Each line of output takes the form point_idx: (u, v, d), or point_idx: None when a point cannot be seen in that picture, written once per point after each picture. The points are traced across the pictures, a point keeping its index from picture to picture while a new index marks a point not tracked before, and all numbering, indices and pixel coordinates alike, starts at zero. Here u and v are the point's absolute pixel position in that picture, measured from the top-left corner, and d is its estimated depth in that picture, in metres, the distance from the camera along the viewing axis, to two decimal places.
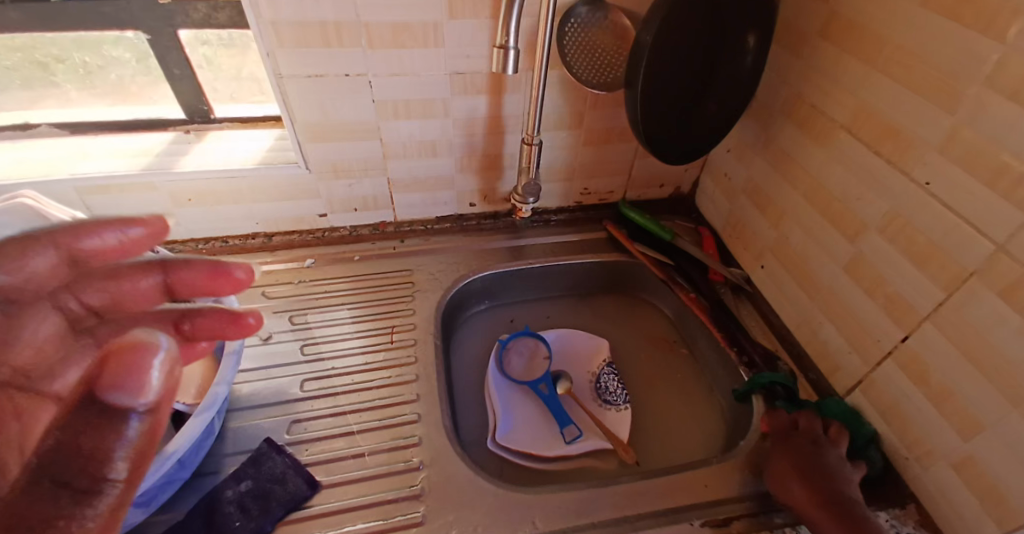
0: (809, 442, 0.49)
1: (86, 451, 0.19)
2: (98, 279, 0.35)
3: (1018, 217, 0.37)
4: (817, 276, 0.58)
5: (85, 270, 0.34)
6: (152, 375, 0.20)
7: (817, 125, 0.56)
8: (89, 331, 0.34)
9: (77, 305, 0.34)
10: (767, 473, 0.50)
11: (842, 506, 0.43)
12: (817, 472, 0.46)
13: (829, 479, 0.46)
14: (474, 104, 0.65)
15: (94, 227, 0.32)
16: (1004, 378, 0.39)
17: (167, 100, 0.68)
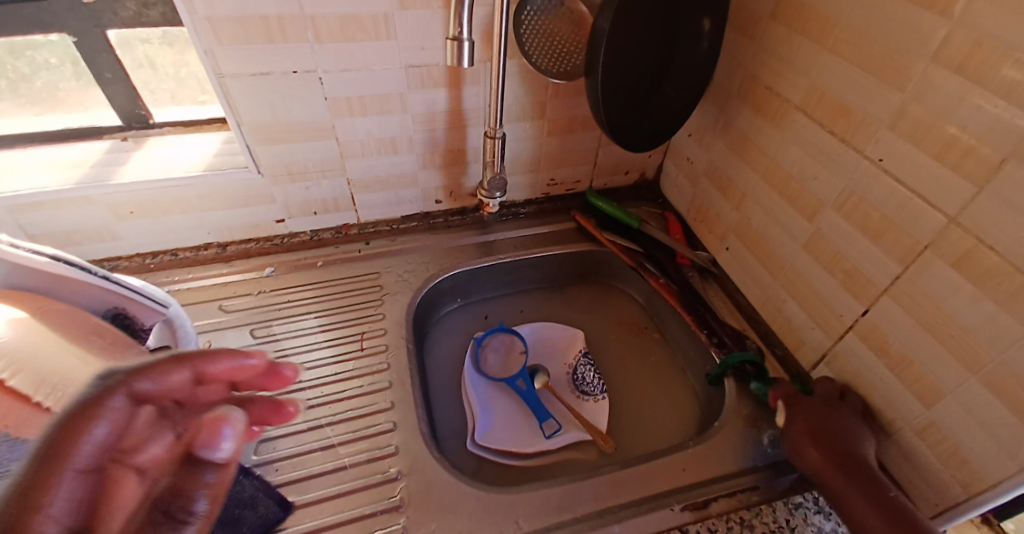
0: (831, 404, 0.49)
1: (179, 492, 0.25)
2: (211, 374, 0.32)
3: (970, 189, 0.38)
4: (779, 256, 0.59)
5: (200, 373, 0.31)
6: (228, 441, 0.28)
7: (772, 106, 0.56)
8: (171, 416, 0.28)
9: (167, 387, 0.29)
10: (787, 433, 0.50)
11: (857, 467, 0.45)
12: (839, 434, 0.47)
13: (851, 441, 0.46)
14: (432, 98, 0.62)
15: (221, 353, 0.32)
16: (962, 344, 0.40)
17: (100, 105, 0.63)
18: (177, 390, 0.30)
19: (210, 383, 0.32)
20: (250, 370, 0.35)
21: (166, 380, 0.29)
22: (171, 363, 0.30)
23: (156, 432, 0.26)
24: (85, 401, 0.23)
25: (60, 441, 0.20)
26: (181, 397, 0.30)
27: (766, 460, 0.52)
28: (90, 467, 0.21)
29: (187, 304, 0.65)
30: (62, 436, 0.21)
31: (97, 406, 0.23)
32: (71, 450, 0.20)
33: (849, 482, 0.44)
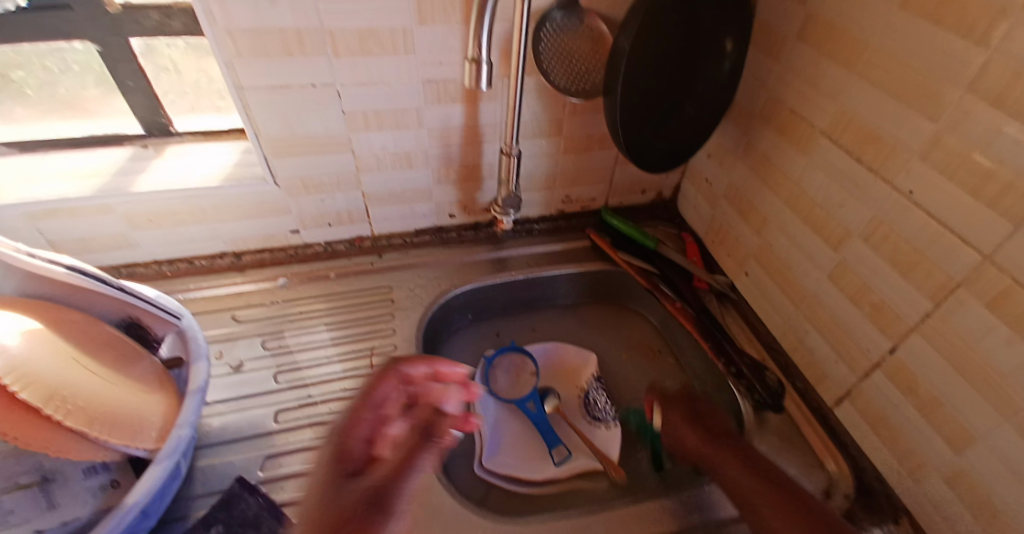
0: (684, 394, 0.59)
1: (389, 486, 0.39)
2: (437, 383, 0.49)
3: (1005, 227, 0.36)
4: (801, 284, 0.58)
5: (429, 386, 0.48)
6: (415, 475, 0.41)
7: (797, 131, 0.55)
8: (412, 405, 0.47)
9: (412, 378, 0.49)
10: (668, 430, 0.55)
11: (722, 434, 0.52)
12: (697, 415, 0.55)
13: (708, 417, 0.55)
14: (449, 114, 0.62)
15: (443, 369, 0.50)
16: (995, 387, 0.38)
17: (122, 114, 0.64)
18: (417, 386, 0.48)
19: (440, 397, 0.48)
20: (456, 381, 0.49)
21: (414, 372, 0.49)
22: (421, 361, 0.50)
23: (402, 416, 0.46)
24: (383, 373, 0.48)
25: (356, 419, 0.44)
26: (418, 398, 0.47)
27: None
28: (371, 424, 0.44)
29: (199, 314, 0.65)
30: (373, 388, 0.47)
31: (385, 376, 0.48)
32: (362, 414, 0.45)
33: (727, 452, 0.50)
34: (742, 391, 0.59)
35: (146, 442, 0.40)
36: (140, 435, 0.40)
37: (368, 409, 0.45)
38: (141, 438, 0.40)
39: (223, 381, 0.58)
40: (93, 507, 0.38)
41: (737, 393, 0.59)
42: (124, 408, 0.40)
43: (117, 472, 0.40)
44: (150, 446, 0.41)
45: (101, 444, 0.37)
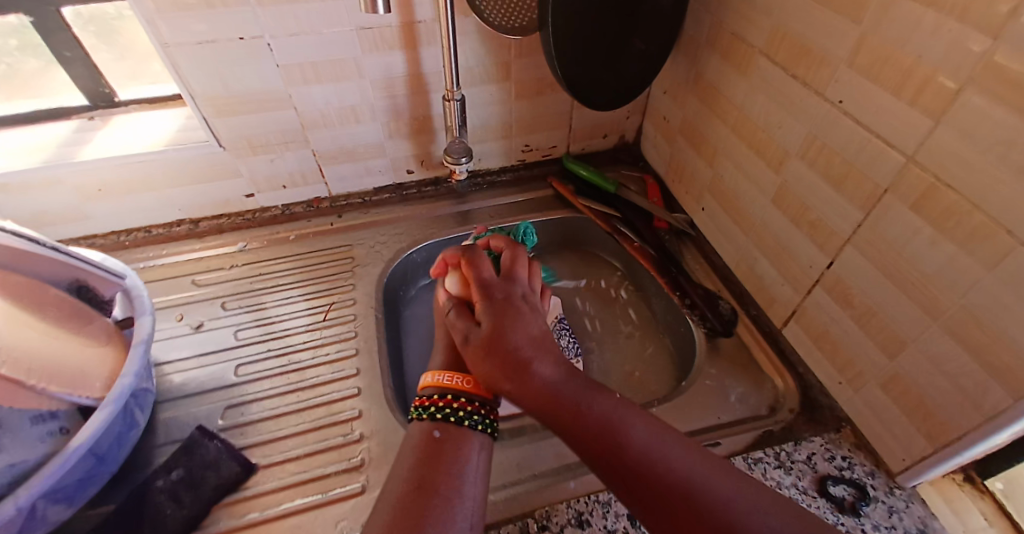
0: (508, 294, 0.44)
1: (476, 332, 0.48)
2: (493, 303, 0.43)
3: (926, 123, 0.35)
4: (750, 213, 0.57)
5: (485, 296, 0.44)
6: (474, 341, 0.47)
7: (738, 54, 0.54)
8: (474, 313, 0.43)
9: (486, 277, 0.46)
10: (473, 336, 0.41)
11: (521, 348, 0.39)
12: (505, 320, 0.41)
13: (517, 324, 0.41)
14: (389, 63, 0.60)
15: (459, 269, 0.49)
16: (923, 290, 0.38)
17: (65, 87, 0.63)
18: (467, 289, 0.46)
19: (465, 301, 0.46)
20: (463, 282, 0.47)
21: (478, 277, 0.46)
22: (475, 265, 0.47)
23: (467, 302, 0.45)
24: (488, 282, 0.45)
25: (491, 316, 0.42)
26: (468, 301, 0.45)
27: (731, 416, 0.52)
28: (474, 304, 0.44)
29: (160, 280, 0.66)
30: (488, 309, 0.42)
31: (488, 282, 0.45)
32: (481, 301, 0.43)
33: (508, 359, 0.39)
34: (695, 321, 0.61)
35: (91, 390, 0.42)
36: (84, 385, 0.42)
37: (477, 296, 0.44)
38: (87, 387, 0.42)
39: (184, 339, 0.60)
40: (42, 450, 0.39)
41: (692, 323, 0.61)
42: (70, 358, 0.42)
43: (66, 419, 0.41)
44: (96, 395, 0.42)
45: (43, 393, 0.39)
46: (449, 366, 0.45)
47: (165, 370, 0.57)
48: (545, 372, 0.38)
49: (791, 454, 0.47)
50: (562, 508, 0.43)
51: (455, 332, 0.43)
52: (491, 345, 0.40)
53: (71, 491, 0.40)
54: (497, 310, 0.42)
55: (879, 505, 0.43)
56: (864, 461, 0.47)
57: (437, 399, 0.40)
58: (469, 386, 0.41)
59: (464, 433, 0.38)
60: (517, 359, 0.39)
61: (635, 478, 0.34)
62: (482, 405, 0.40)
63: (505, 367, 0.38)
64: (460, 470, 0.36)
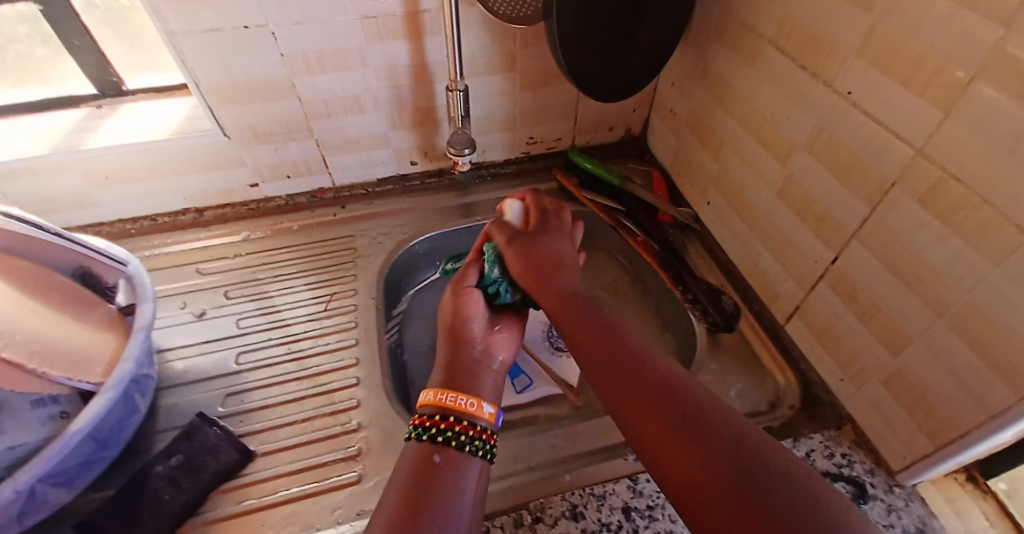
0: (557, 226, 0.50)
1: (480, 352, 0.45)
2: (541, 230, 0.49)
3: (936, 115, 0.34)
4: (756, 207, 0.57)
5: (535, 226, 0.50)
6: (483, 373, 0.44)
7: (747, 44, 0.53)
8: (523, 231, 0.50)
9: (542, 209, 0.52)
10: (516, 240, 0.48)
11: (553, 260, 0.46)
12: (546, 242, 0.48)
13: (555, 248, 0.47)
14: (393, 52, 0.60)
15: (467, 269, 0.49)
16: (928, 286, 0.38)
17: (74, 75, 0.64)
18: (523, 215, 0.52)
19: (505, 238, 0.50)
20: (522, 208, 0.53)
21: (534, 209, 0.52)
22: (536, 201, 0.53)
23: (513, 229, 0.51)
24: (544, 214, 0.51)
25: (540, 234, 0.49)
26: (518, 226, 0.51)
27: None
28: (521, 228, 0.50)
29: (165, 267, 0.67)
30: (537, 229, 0.49)
31: (545, 215, 0.51)
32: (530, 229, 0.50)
33: (542, 264, 0.45)
34: (697, 316, 0.60)
35: (91, 375, 0.42)
36: (82, 370, 0.42)
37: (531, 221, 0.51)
38: (85, 373, 0.42)
39: (187, 327, 0.60)
40: (42, 433, 0.40)
41: (693, 318, 0.61)
42: (70, 343, 0.42)
43: (68, 404, 0.41)
44: (95, 380, 0.43)
45: (43, 377, 0.39)
46: (455, 382, 0.42)
47: (168, 357, 0.57)
48: (568, 279, 0.44)
49: (791, 451, 0.47)
50: (556, 500, 0.43)
51: (502, 235, 0.50)
52: (532, 251, 0.47)
53: (72, 474, 0.41)
54: (544, 231, 0.49)
55: (879, 504, 0.43)
56: (864, 459, 0.46)
57: (439, 421, 0.40)
58: (472, 409, 0.40)
59: (463, 459, 0.38)
60: (550, 265, 0.45)
61: (634, 389, 0.34)
62: (483, 429, 0.40)
63: (538, 266, 0.45)
64: (457, 493, 0.36)
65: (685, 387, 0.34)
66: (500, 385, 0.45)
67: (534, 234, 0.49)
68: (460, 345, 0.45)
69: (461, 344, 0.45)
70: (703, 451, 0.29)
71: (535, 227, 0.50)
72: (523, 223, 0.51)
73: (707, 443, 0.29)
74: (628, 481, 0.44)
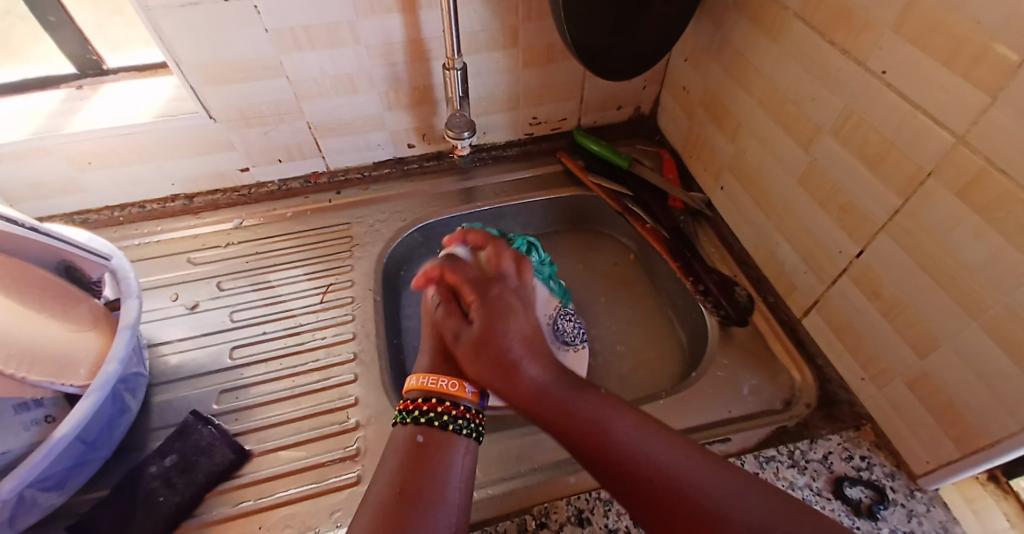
0: (501, 293, 0.44)
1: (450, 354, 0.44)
2: (485, 304, 0.43)
3: (981, 100, 0.31)
4: (773, 193, 0.53)
5: (478, 296, 0.44)
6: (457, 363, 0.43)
7: (769, 16, 0.48)
8: (464, 311, 0.44)
9: (479, 273, 0.47)
10: (465, 335, 0.42)
11: (510, 354, 0.40)
12: (493, 323, 0.41)
13: (506, 330, 0.41)
14: (387, 26, 0.56)
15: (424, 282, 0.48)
16: (964, 286, 0.35)
17: (52, 52, 0.60)
18: (457, 288, 0.46)
19: (447, 313, 0.44)
20: (459, 271, 0.47)
21: (470, 275, 0.46)
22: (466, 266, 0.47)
23: (452, 314, 0.44)
24: (479, 285, 0.45)
25: (485, 316, 0.42)
26: (457, 303, 0.45)
27: (743, 409, 0.50)
28: (461, 313, 0.44)
29: (155, 257, 0.64)
30: (481, 313, 0.42)
31: (482, 286, 0.45)
32: (474, 313, 0.43)
33: (499, 363, 0.39)
34: (708, 308, 0.58)
35: (75, 378, 0.41)
36: (67, 372, 0.41)
37: (470, 293, 0.44)
38: (70, 375, 0.41)
39: (179, 320, 0.59)
40: (25, 440, 0.39)
41: (704, 310, 0.58)
42: (51, 345, 0.40)
43: (52, 407, 0.41)
44: (80, 383, 0.41)
45: (24, 382, 0.38)
46: (438, 369, 0.43)
47: (162, 351, 0.56)
48: (533, 372, 0.39)
49: (806, 453, 0.45)
50: (562, 505, 0.41)
51: (448, 326, 0.43)
52: (483, 343, 0.40)
53: (61, 477, 0.40)
54: (487, 315, 0.42)
55: (898, 508, 0.41)
56: (884, 461, 0.44)
57: (422, 403, 0.39)
58: (454, 390, 0.40)
59: (448, 438, 0.37)
60: (506, 359, 0.39)
61: (641, 483, 0.32)
62: (468, 409, 0.39)
63: (493, 365, 0.39)
64: (443, 478, 0.35)
65: (686, 459, 0.33)
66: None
67: (478, 323, 0.42)
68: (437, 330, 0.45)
69: (439, 359, 0.44)
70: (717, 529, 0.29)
71: (478, 312, 0.42)
72: (464, 297, 0.45)
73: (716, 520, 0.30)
74: None
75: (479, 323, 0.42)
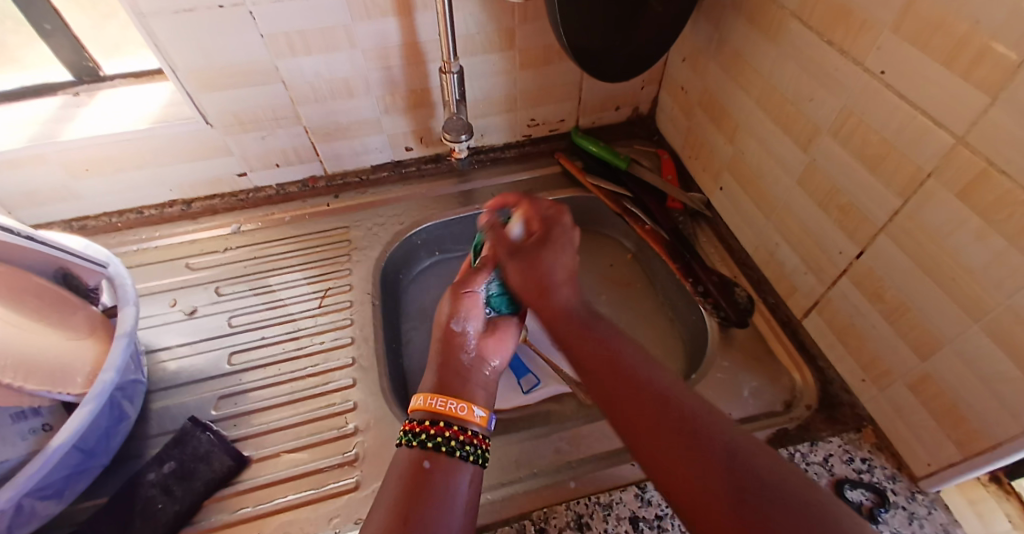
0: (562, 239, 0.43)
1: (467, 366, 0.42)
2: (542, 248, 0.42)
3: (981, 100, 0.30)
4: (772, 194, 0.53)
5: (538, 243, 0.42)
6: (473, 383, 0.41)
7: (767, 16, 0.48)
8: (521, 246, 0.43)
9: (542, 219, 0.45)
10: (513, 258, 0.42)
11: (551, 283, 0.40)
12: (542, 257, 0.41)
13: (554, 265, 0.41)
14: (382, 30, 0.56)
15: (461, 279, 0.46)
16: (965, 288, 0.34)
17: (48, 59, 0.60)
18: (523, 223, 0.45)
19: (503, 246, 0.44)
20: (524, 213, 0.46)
21: (537, 214, 0.45)
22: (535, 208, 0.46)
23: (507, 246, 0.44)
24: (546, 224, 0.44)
25: (544, 246, 0.42)
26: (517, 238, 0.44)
27: (743, 412, 0.50)
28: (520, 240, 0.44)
29: (154, 263, 0.64)
30: (537, 247, 0.42)
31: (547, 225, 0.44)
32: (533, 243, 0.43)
33: (538, 283, 0.40)
34: (708, 310, 0.57)
35: (73, 387, 0.41)
36: (64, 381, 0.41)
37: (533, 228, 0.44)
38: (68, 384, 0.41)
39: (177, 326, 0.59)
40: (24, 449, 0.39)
41: (704, 312, 0.58)
42: (47, 354, 0.40)
43: (48, 416, 0.41)
44: (77, 391, 0.41)
45: (21, 391, 0.38)
46: (443, 385, 0.40)
47: (161, 357, 0.56)
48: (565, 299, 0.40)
49: (807, 456, 0.44)
50: (561, 509, 0.41)
51: (500, 248, 0.44)
52: (531, 265, 0.41)
53: (59, 486, 0.40)
54: (544, 240, 0.42)
55: (899, 511, 0.41)
56: (885, 464, 0.44)
57: (429, 427, 0.38)
58: (462, 414, 0.39)
59: (455, 465, 0.36)
60: (547, 279, 0.40)
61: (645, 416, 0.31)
62: (475, 434, 0.38)
63: (533, 285, 0.40)
64: (449, 503, 0.35)
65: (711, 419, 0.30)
66: (491, 392, 0.42)
67: (533, 252, 0.42)
68: (450, 349, 0.42)
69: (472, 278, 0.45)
70: (699, 463, 0.28)
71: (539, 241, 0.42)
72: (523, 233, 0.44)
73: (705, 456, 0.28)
74: (636, 489, 0.42)
75: (534, 251, 0.42)
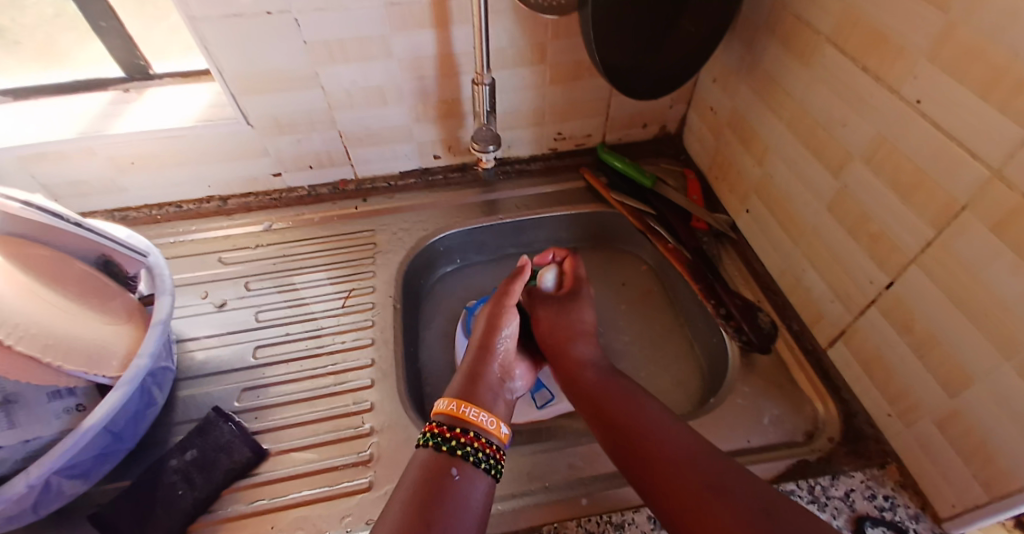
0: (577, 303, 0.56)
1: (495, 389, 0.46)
2: (561, 309, 0.55)
3: (1018, 133, 0.30)
4: (802, 219, 0.52)
5: (561, 307, 0.55)
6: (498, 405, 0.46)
7: (801, 40, 0.48)
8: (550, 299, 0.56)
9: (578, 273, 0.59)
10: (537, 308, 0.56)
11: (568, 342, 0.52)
12: (564, 323, 0.54)
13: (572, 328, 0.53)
14: (418, 42, 0.58)
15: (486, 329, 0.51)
16: (998, 324, 0.33)
17: (102, 56, 0.64)
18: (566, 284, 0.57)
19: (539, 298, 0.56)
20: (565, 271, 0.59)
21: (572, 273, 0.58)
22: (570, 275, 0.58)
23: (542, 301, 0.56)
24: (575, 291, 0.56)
25: (574, 308, 0.55)
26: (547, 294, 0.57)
27: (763, 439, 0.48)
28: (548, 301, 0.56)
29: (187, 256, 0.67)
30: (563, 308, 0.55)
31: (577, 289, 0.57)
32: (567, 308, 0.55)
33: (561, 341, 0.52)
34: (729, 333, 0.56)
35: (107, 369, 0.43)
36: (99, 364, 0.42)
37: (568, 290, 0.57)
38: (102, 366, 0.42)
39: (207, 317, 0.61)
40: (57, 427, 0.41)
41: (725, 334, 0.57)
42: (87, 337, 0.42)
43: (81, 396, 0.42)
44: (111, 374, 0.43)
45: (58, 370, 0.39)
46: (469, 396, 0.44)
47: (189, 346, 0.58)
48: (584, 352, 0.51)
49: (826, 489, 0.43)
50: (572, 526, 0.41)
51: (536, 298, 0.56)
52: (554, 320, 0.54)
53: (86, 466, 0.42)
54: (575, 298, 0.56)
55: None
56: (908, 503, 0.42)
57: (459, 434, 0.39)
58: (489, 428, 0.41)
59: (478, 474, 0.38)
60: (570, 338, 0.52)
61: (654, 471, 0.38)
62: (496, 448, 0.40)
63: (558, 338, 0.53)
64: (463, 504, 0.35)
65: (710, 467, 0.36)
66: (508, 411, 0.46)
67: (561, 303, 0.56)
68: (484, 356, 0.48)
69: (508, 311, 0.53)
70: (714, 481, 0.35)
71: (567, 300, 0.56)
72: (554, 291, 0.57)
73: (730, 485, 0.35)
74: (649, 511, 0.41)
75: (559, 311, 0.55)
